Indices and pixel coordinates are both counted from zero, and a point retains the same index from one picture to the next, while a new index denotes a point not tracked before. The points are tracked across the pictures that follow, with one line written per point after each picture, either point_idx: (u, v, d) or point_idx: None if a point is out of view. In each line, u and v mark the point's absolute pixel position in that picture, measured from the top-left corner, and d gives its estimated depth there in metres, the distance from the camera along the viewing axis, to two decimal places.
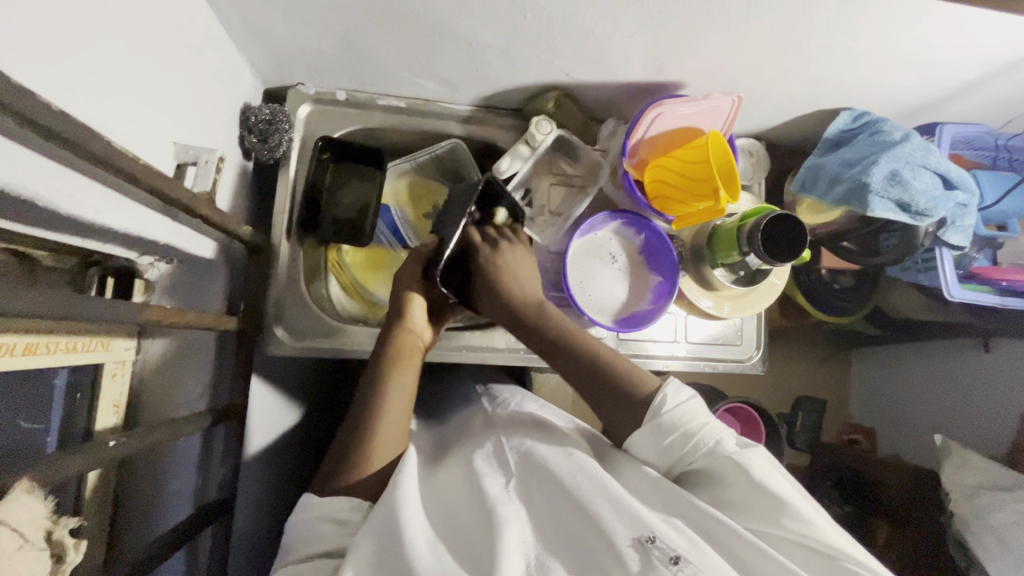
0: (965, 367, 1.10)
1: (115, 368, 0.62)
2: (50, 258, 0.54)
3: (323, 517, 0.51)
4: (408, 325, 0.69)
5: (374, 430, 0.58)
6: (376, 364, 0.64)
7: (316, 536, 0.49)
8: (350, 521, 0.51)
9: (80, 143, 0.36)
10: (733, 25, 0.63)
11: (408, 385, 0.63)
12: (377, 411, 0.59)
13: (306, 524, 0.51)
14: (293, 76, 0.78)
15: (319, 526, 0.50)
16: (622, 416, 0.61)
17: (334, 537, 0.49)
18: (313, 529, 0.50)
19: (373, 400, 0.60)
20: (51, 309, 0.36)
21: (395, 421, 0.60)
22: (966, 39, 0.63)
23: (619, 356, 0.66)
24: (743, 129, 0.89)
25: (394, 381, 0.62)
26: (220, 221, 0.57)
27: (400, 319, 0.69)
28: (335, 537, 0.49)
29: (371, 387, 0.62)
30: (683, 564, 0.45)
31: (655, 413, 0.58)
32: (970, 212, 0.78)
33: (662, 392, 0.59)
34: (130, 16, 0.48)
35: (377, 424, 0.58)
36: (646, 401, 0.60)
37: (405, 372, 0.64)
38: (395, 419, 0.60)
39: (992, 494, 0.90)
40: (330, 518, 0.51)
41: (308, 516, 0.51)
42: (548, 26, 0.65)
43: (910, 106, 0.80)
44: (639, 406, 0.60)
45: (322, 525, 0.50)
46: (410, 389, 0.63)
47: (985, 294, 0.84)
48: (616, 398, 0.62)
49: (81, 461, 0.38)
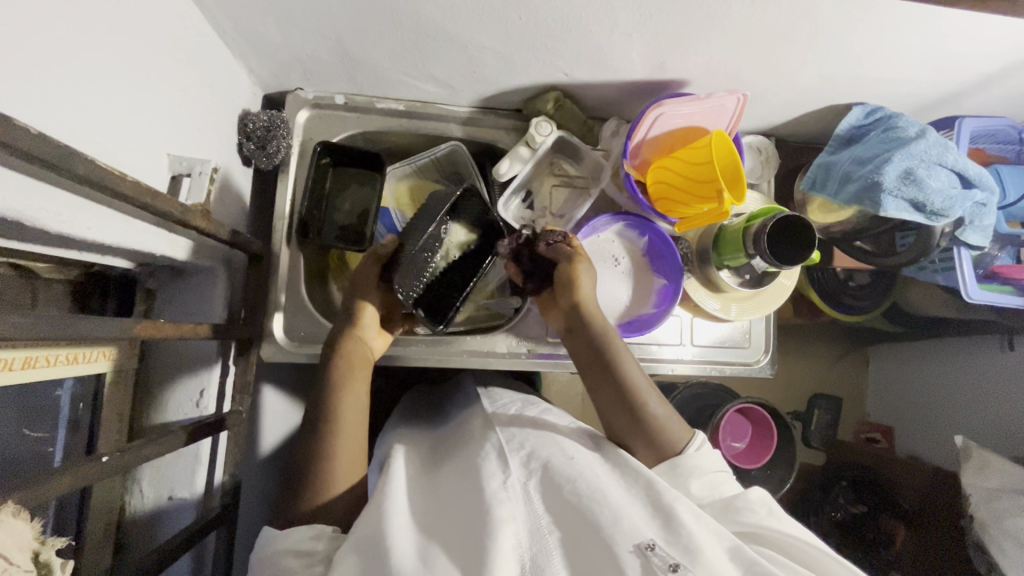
0: (987, 366, 1.06)
1: (118, 378, 0.63)
2: (50, 270, 0.54)
3: (284, 552, 0.50)
4: (358, 331, 0.68)
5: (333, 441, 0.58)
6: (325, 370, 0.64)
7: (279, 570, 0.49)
8: (312, 551, 0.50)
9: (60, 164, 0.35)
10: (738, 21, 0.61)
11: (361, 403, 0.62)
12: (332, 421, 0.60)
13: (267, 560, 0.50)
14: (291, 81, 0.77)
15: (284, 560, 0.50)
16: (640, 448, 0.62)
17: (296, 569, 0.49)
18: (277, 565, 0.49)
19: (328, 407, 0.60)
20: (38, 329, 0.35)
21: (351, 434, 0.60)
22: (987, 30, 0.60)
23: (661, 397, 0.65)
24: (750, 125, 0.86)
25: (345, 394, 0.62)
26: (217, 231, 0.57)
27: (353, 327, 0.67)
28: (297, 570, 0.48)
29: (328, 395, 0.62)
30: (682, 572, 0.45)
31: (681, 457, 0.59)
32: (990, 211, 0.74)
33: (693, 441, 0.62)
34: (117, 28, 0.48)
35: (336, 437, 0.59)
36: (678, 449, 0.61)
37: (358, 386, 0.63)
38: (352, 431, 0.60)
39: (1013, 498, 0.87)
40: (291, 552, 0.50)
41: (271, 550, 0.51)
42: (546, 25, 0.64)
43: (927, 100, 0.76)
44: (662, 449, 0.61)
45: (285, 559, 0.50)
46: (364, 399, 0.63)
47: (1007, 295, 0.81)
48: (645, 429, 0.62)
49: (71, 479, 0.38)
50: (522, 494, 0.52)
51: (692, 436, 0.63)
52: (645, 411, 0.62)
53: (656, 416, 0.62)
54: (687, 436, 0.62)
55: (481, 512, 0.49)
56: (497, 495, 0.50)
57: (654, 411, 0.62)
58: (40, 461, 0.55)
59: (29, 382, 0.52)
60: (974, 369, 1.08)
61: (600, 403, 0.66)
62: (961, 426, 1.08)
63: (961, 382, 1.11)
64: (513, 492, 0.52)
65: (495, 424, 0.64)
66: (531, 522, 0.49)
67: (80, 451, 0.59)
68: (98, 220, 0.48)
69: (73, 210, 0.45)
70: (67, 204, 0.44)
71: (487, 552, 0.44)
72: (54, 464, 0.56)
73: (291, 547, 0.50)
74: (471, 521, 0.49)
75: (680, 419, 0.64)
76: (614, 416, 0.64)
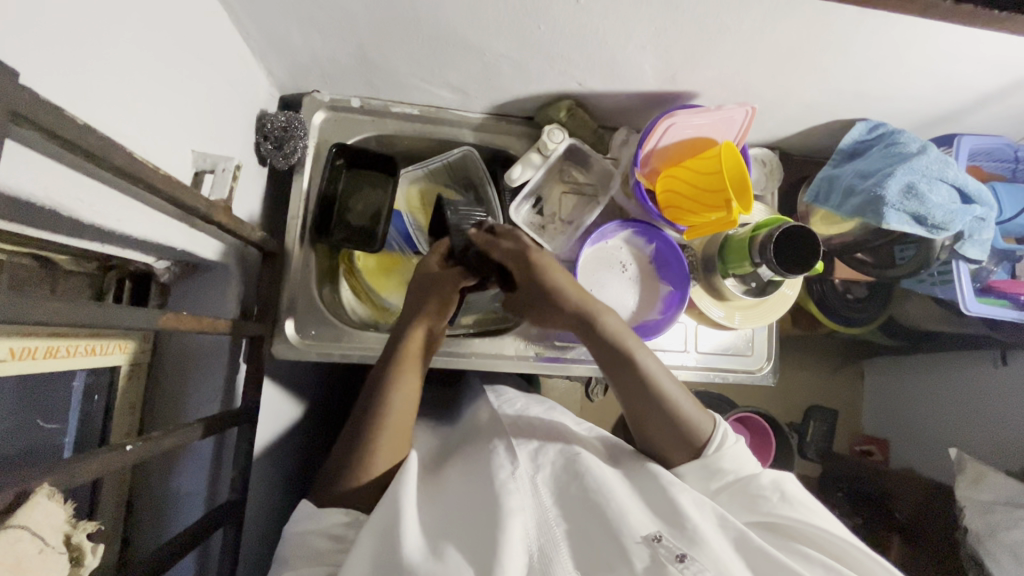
0: (980, 380, 1.07)
1: (131, 371, 0.64)
2: (71, 262, 0.54)
3: (316, 532, 0.52)
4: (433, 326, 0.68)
5: (373, 436, 0.58)
6: (387, 360, 0.64)
7: (309, 551, 0.51)
8: (345, 536, 0.52)
9: (101, 155, 0.36)
10: (748, 36, 0.63)
11: (413, 393, 0.63)
12: (382, 412, 0.59)
13: (299, 539, 0.52)
14: (308, 83, 0.78)
15: (312, 540, 0.52)
16: (671, 443, 0.62)
17: (325, 553, 0.51)
18: (305, 544, 0.52)
19: (379, 399, 0.60)
20: (73, 317, 0.36)
21: (398, 423, 0.60)
22: (987, 50, 0.62)
23: (682, 390, 0.64)
24: (755, 138, 0.89)
25: (403, 387, 0.61)
26: (237, 227, 0.58)
27: (426, 318, 0.67)
28: (326, 554, 0.50)
29: (377, 388, 0.61)
30: (689, 562, 0.46)
31: (710, 456, 0.61)
32: (988, 225, 0.77)
33: (719, 435, 0.62)
34: (150, 26, 0.49)
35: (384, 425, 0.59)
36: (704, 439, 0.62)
37: (413, 379, 0.63)
38: (400, 421, 0.60)
39: (1006, 510, 0.88)
40: (324, 534, 0.52)
41: (303, 528, 0.53)
42: (562, 35, 0.65)
43: (926, 117, 0.79)
44: (689, 443, 0.62)
45: (314, 538, 0.52)
46: (414, 394, 0.63)
47: (1003, 308, 0.83)
48: (672, 425, 0.62)
49: (96, 465, 0.39)
50: (530, 485, 0.53)
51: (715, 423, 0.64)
52: (675, 410, 0.62)
53: (684, 412, 0.62)
54: (711, 424, 0.63)
55: (491, 503, 0.50)
56: (506, 485, 0.52)
57: (680, 409, 0.62)
58: (53, 451, 0.56)
59: (47, 372, 0.52)
60: (968, 383, 1.10)
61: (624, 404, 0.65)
62: (954, 439, 1.10)
63: (954, 394, 1.12)
64: (521, 483, 0.53)
65: (503, 420, 0.65)
66: (539, 514, 0.50)
67: (91, 443, 0.60)
68: (127, 214, 0.49)
69: (104, 202, 0.46)
70: (101, 197, 0.45)
71: (497, 543, 0.45)
72: (65, 455, 0.56)
73: (321, 529, 0.52)
74: (482, 511, 0.50)
75: (703, 408, 0.65)
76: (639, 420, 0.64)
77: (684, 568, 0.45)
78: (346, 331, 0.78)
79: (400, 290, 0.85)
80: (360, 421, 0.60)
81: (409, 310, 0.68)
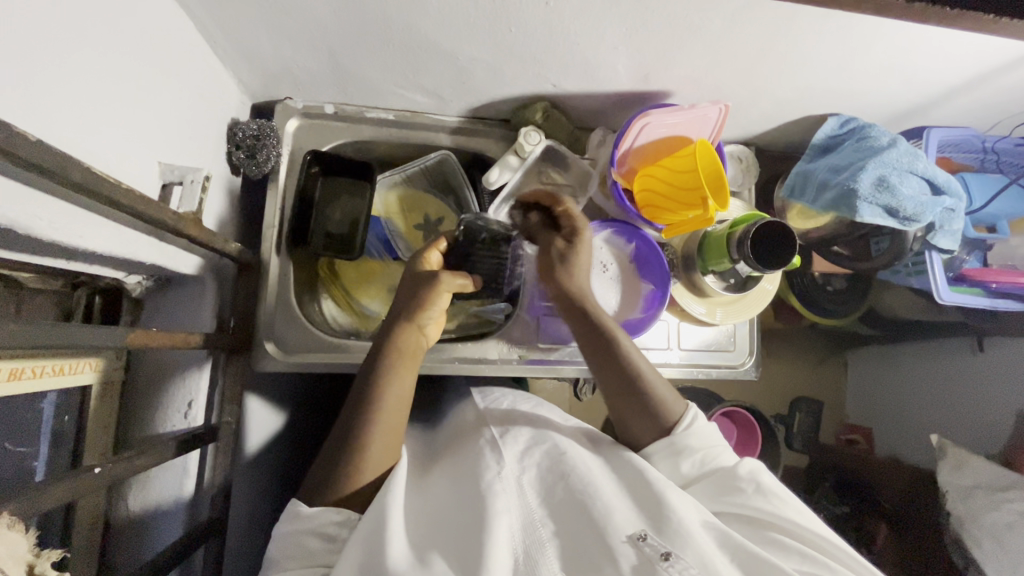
0: (958, 366, 1.10)
1: (104, 389, 0.62)
2: (34, 280, 0.52)
3: (308, 532, 0.51)
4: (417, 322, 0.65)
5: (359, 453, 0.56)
6: (374, 359, 0.62)
7: (301, 552, 0.50)
8: (339, 536, 0.51)
9: (57, 171, 0.35)
10: (718, 36, 0.63)
11: (405, 390, 0.62)
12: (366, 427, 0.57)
13: (290, 538, 0.51)
14: (280, 90, 0.77)
15: (306, 541, 0.51)
16: (642, 425, 0.64)
17: (318, 553, 0.50)
18: (298, 545, 0.51)
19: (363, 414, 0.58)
20: (36, 338, 0.34)
21: (384, 432, 0.58)
22: (947, 46, 0.64)
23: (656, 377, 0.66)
24: (731, 136, 0.89)
25: (394, 381, 0.61)
26: (207, 239, 0.56)
27: (416, 314, 0.65)
28: (320, 554, 0.50)
29: (363, 399, 0.59)
30: (674, 560, 0.46)
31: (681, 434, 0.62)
32: (958, 216, 0.79)
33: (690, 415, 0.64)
34: (111, 39, 0.48)
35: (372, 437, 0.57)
36: (673, 419, 0.63)
37: (406, 373, 0.62)
38: (389, 420, 0.59)
39: (987, 494, 0.90)
40: (316, 533, 0.51)
41: (292, 528, 0.52)
42: (535, 39, 0.65)
43: (896, 111, 0.80)
44: (659, 424, 0.63)
45: (306, 539, 0.51)
46: (406, 391, 0.62)
47: (975, 296, 0.85)
48: (641, 409, 0.64)
49: (65, 490, 0.38)
50: (517, 486, 0.53)
51: (686, 407, 0.65)
52: (645, 389, 0.65)
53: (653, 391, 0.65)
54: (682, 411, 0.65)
55: (477, 505, 0.49)
56: (492, 486, 0.51)
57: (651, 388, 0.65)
58: (20, 476, 0.54)
59: (16, 394, 0.51)
60: (946, 369, 1.12)
61: (603, 383, 0.67)
62: (936, 425, 1.12)
63: (934, 381, 1.14)
64: (509, 485, 0.53)
65: (490, 419, 0.65)
66: (526, 516, 0.50)
67: (63, 468, 0.58)
68: (90, 229, 0.48)
69: (63, 218, 0.45)
70: (60, 213, 0.44)
71: (485, 547, 0.45)
72: (37, 479, 0.55)
73: (314, 527, 0.51)
74: (468, 514, 0.50)
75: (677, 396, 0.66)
76: (616, 392, 0.66)
77: (670, 566, 0.46)
78: (324, 341, 0.77)
79: (379, 297, 0.84)
80: (340, 440, 0.57)
81: (402, 306, 0.66)
